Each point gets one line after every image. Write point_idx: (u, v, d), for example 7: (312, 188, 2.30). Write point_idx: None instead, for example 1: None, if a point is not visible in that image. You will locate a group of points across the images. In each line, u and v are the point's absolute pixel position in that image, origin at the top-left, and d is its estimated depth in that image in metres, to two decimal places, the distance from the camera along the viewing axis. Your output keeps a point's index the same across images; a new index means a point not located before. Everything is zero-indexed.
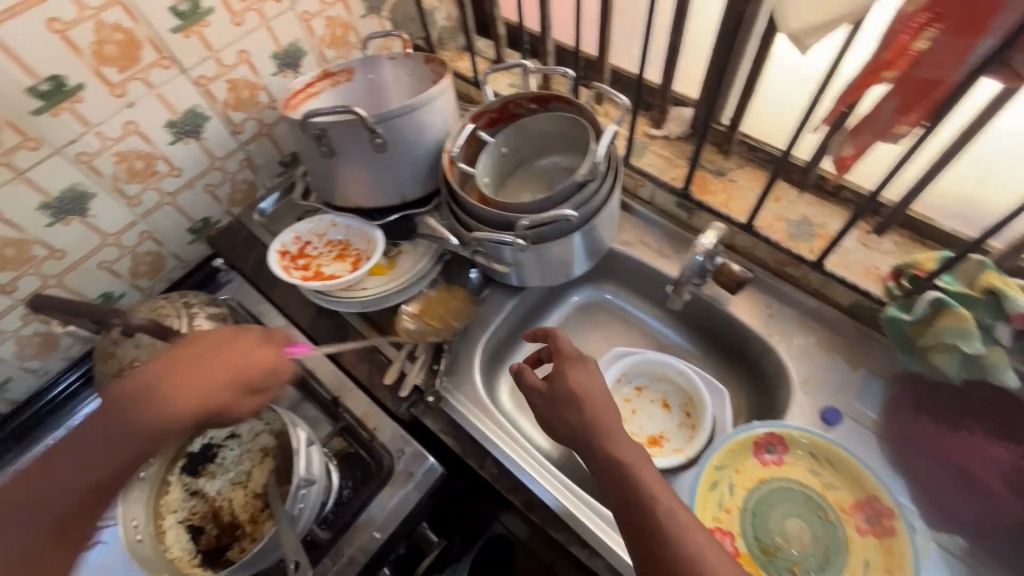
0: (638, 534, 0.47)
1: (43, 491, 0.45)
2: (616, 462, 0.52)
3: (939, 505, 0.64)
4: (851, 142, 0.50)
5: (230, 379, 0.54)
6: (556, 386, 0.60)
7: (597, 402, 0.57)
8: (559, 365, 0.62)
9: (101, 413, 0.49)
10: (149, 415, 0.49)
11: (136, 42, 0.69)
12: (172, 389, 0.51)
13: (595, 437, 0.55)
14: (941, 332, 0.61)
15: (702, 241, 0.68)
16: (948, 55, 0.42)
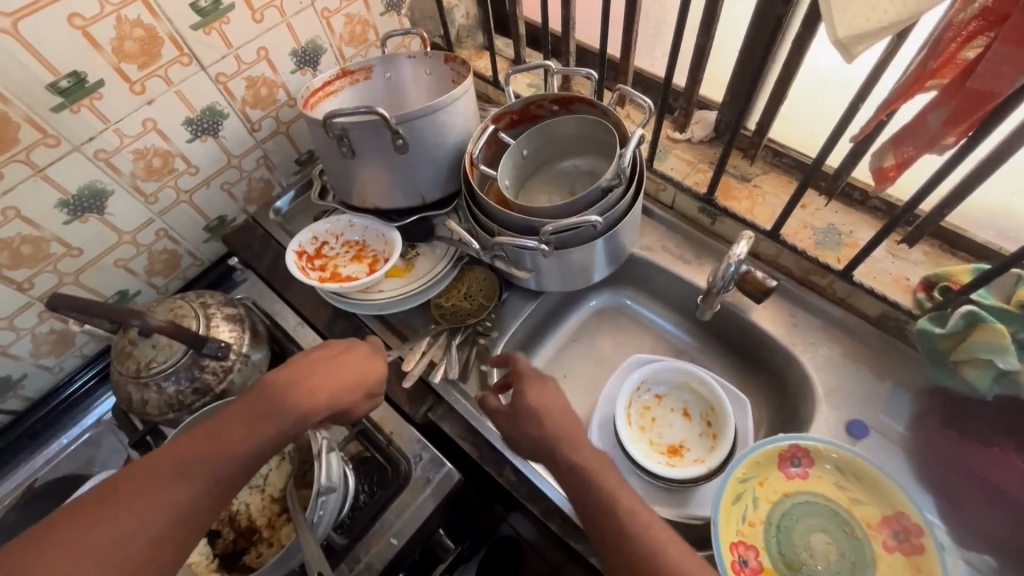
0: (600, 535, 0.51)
1: (203, 456, 0.51)
2: (578, 470, 0.56)
3: (969, 523, 0.62)
4: (893, 152, 0.49)
5: (353, 383, 0.62)
6: (517, 406, 0.63)
7: (561, 426, 0.60)
8: (522, 386, 0.65)
9: (250, 398, 0.56)
10: (294, 405, 0.56)
11: (157, 38, 0.68)
12: (311, 387, 0.59)
13: (561, 446, 0.58)
14: (974, 347, 0.60)
15: (736, 250, 0.67)
16: (1003, 65, 0.39)
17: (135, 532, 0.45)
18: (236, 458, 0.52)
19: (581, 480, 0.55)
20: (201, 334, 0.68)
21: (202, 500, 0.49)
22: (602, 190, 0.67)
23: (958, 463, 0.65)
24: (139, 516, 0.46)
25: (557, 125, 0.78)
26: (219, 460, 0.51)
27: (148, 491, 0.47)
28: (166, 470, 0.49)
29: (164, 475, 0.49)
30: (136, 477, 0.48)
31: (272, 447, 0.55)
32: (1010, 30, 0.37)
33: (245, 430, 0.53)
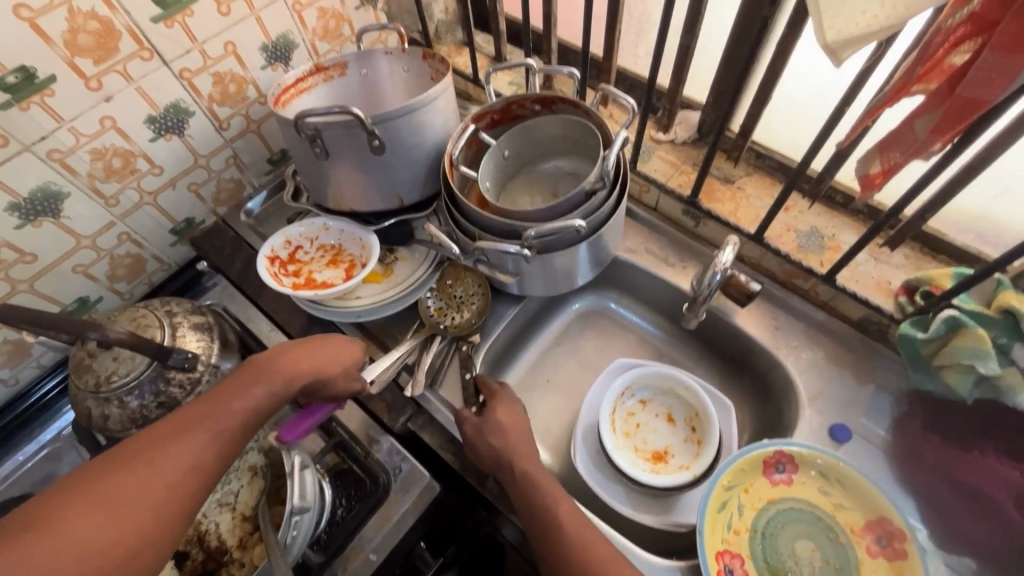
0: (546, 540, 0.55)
1: (199, 422, 0.48)
2: (553, 527, 0.55)
3: (954, 528, 0.62)
4: (880, 158, 0.48)
5: (336, 354, 0.61)
6: (488, 416, 0.65)
7: (523, 446, 0.62)
8: (495, 404, 0.67)
9: (233, 373, 0.54)
10: (283, 372, 0.55)
11: (114, 32, 0.64)
12: (296, 354, 0.58)
13: (542, 500, 0.57)
14: (957, 352, 0.60)
15: (723, 257, 0.65)
16: (994, 73, 0.38)
17: (140, 494, 0.42)
18: (235, 418, 0.50)
19: (552, 542, 0.54)
20: (166, 345, 0.65)
21: (203, 465, 0.46)
22: (586, 192, 0.65)
23: (938, 468, 0.64)
24: (140, 480, 0.42)
25: (538, 125, 0.76)
26: (215, 420, 0.49)
27: (146, 457, 0.44)
28: (161, 437, 0.46)
29: (157, 445, 0.45)
30: (127, 449, 0.44)
31: (265, 412, 0.53)
32: (999, 37, 0.36)
33: (238, 392, 0.51)
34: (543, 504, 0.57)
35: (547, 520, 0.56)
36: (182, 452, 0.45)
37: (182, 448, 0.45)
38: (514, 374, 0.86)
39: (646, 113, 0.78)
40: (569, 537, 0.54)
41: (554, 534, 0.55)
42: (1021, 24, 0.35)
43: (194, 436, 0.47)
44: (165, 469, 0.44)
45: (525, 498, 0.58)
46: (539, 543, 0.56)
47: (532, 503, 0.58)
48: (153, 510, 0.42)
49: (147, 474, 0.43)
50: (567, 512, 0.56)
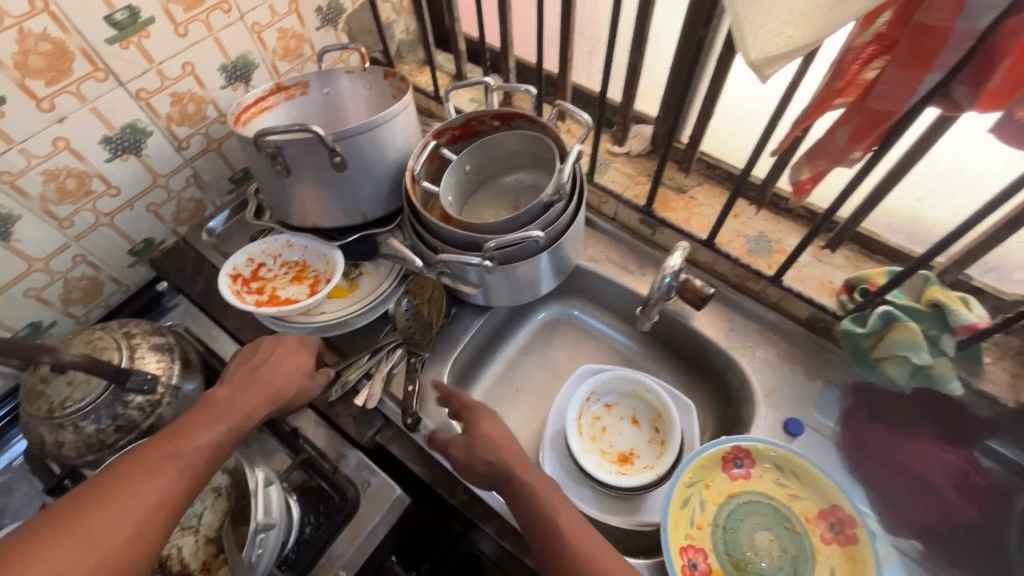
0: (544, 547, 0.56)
1: (168, 455, 0.50)
2: (553, 539, 0.55)
3: (899, 512, 0.65)
4: (809, 166, 0.52)
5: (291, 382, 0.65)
6: (472, 432, 0.65)
7: (516, 457, 0.62)
8: (478, 416, 0.67)
9: (193, 412, 0.57)
10: (242, 406, 0.59)
11: (67, 53, 0.64)
12: (256, 388, 0.61)
13: (542, 507, 0.58)
14: (892, 345, 0.64)
15: (670, 261, 0.68)
16: (897, 87, 0.42)
17: (110, 532, 0.44)
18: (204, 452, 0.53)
19: (555, 555, 0.54)
20: (124, 367, 0.64)
21: (176, 493, 0.49)
22: (545, 206, 0.68)
23: (884, 455, 0.68)
24: (110, 519, 0.44)
25: (497, 140, 0.78)
26: (182, 456, 0.51)
27: (117, 492, 0.46)
28: (130, 472, 0.48)
29: (129, 479, 0.47)
30: (95, 494, 0.46)
31: (229, 443, 0.56)
32: (899, 56, 0.41)
33: (199, 428, 0.55)
34: (544, 512, 0.57)
35: (546, 529, 0.56)
36: (152, 489, 0.48)
37: (153, 481, 0.48)
38: (481, 384, 0.87)
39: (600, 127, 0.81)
40: (568, 541, 0.55)
41: (556, 545, 0.55)
42: (915, 44, 0.40)
43: (164, 471, 0.49)
44: (136, 507, 0.46)
45: (523, 510, 0.59)
46: (539, 548, 0.56)
47: (533, 514, 0.58)
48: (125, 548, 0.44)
49: (121, 513, 0.45)
50: (568, 522, 0.56)
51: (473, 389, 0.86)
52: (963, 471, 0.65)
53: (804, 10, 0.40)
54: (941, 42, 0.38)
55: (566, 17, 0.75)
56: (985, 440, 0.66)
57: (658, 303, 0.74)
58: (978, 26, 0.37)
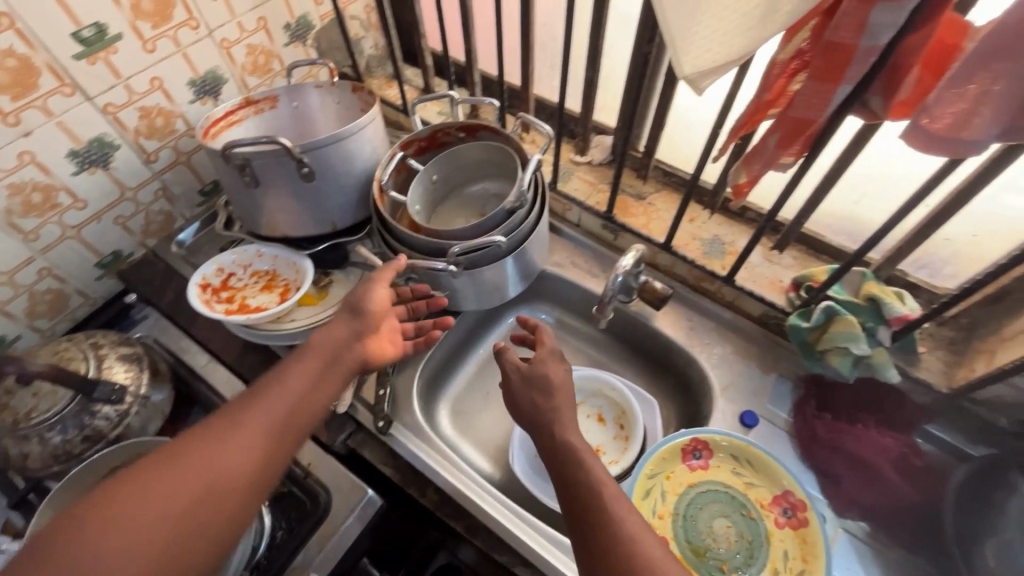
0: (580, 512, 0.49)
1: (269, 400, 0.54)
2: (596, 509, 0.48)
3: (846, 494, 0.69)
4: (746, 170, 0.56)
5: (365, 320, 0.65)
6: (536, 367, 0.64)
7: (567, 412, 0.59)
8: (541, 355, 0.66)
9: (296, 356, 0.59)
10: (334, 348, 0.61)
11: (33, 68, 0.65)
12: (333, 329, 0.62)
13: (586, 478, 0.51)
14: (834, 337, 0.69)
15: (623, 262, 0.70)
16: (813, 98, 0.47)
17: (219, 467, 0.48)
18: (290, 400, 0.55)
19: (601, 531, 0.46)
20: (91, 377, 0.64)
21: (274, 432, 0.52)
22: (508, 212, 0.70)
23: (832, 442, 0.71)
24: (217, 458, 0.48)
25: (462, 151, 0.81)
26: (275, 400, 0.54)
27: (220, 433, 0.50)
28: (233, 418, 0.52)
29: (232, 423, 0.51)
30: (196, 440, 0.50)
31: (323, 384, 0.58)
32: (812, 70, 0.45)
33: (285, 375, 0.56)
34: (592, 485, 0.50)
35: (590, 501, 0.49)
36: (248, 435, 0.51)
37: (250, 424, 0.52)
38: (454, 388, 0.89)
39: (561, 137, 0.85)
40: (610, 511, 0.47)
41: (604, 525, 0.46)
42: (825, 59, 0.44)
43: (261, 414, 0.53)
44: (228, 452, 0.49)
45: (566, 481, 0.52)
46: (579, 507, 0.49)
47: (579, 493, 0.50)
48: (227, 487, 0.48)
49: (225, 450, 0.49)
50: (618, 499, 0.48)
51: (445, 394, 0.88)
52: (902, 453, 0.69)
53: (726, 28, 0.44)
54: (847, 58, 0.43)
55: (525, 34, 0.79)
56: (926, 425, 0.71)
57: (615, 303, 0.76)
58: (879, 43, 0.41)
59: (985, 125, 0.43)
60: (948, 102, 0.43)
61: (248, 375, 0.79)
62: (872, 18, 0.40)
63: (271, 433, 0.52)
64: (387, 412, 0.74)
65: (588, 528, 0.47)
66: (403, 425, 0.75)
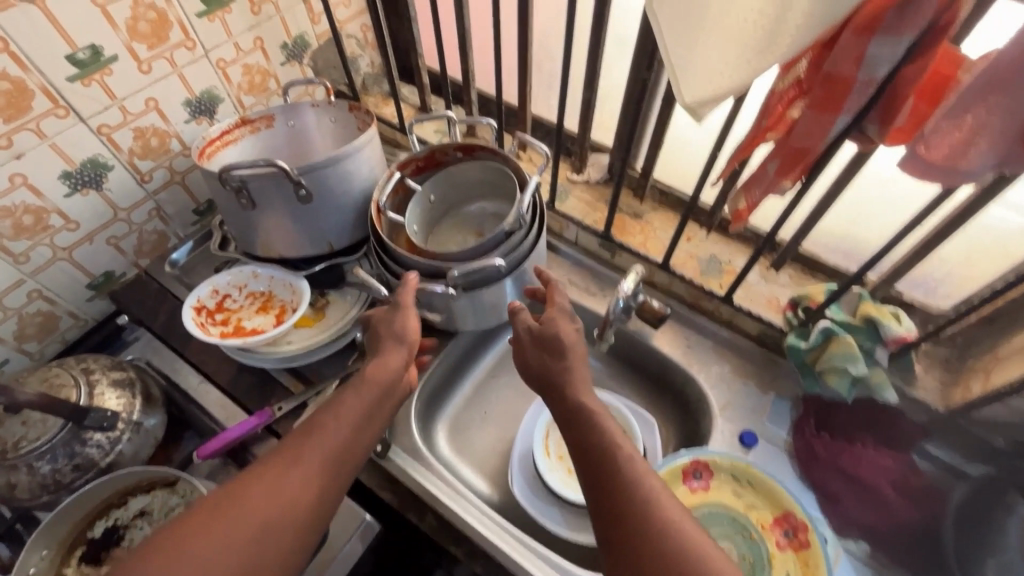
0: (594, 470, 0.51)
1: (321, 437, 0.55)
2: (611, 470, 0.50)
3: (844, 513, 0.69)
4: (744, 196, 0.57)
5: (410, 348, 0.65)
6: (547, 326, 0.62)
7: (581, 372, 0.60)
8: (552, 313, 0.64)
9: (346, 390, 0.60)
10: (380, 380, 0.61)
11: (26, 91, 0.64)
12: (384, 361, 0.63)
13: (600, 441, 0.52)
14: (831, 357, 0.70)
15: (623, 286, 0.70)
16: (812, 128, 0.47)
17: (276, 510, 0.49)
18: (344, 434, 0.56)
19: (621, 492, 0.48)
20: (82, 405, 0.62)
21: (326, 472, 0.53)
22: (507, 233, 0.70)
23: (832, 461, 0.71)
24: (274, 499, 0.50)
25: (460, 171, 0.81)
26: (326, 439, 0.55)
27: (277, 472, 0.51)
28: (289, 457, 0.53)
29: (288, 461, 0.52)
30: (256, 476, 0.51)
31: (371, 420, 0.59)
32: (812, 100, 0.46)
33: (339, 407, 0.57)
34: (606, 449, 0.52)
35: (606, 461, 0.51)
36: (303, 474, 0.52)
37: (305, 466, 0.52)
38: (452, 409, 0.87)
39: (558, 156, 0.85)
40: (625, 469, 0.49)
41: (623, 489, 0.48)
42: (825, 91, 0.45)
43: (314, 452, 0.54)
44: (288, 486, 0.51)
45: (582, 441, 0.54)
46: (594, 462, 0.51)
47: (594, 458, 0.52)
48: (287, 521, 0.49)
49: (280, 491, 0.50)
50: (632, 459, 0.50)
51: (444, 415, 0.86)
52: (902, 474, 0.69)
53: (726, 59, 0.45)
54: (846, 89, 0.43)
55: (522, 55, 0.79)
56: (923, 444, 0.71)
57: (616, 325, 0.75)
58: (876, 76, 0.42)
59: (981, 155, 0.43)
60: (944, 133, 0.44)
61: (243, 399, 0.76)
62: (870, 51, 0.41)
63: (326, 466, 0.53)
64: (384, 436, 0.73)
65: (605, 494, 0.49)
66: (400, 448, 0.74)
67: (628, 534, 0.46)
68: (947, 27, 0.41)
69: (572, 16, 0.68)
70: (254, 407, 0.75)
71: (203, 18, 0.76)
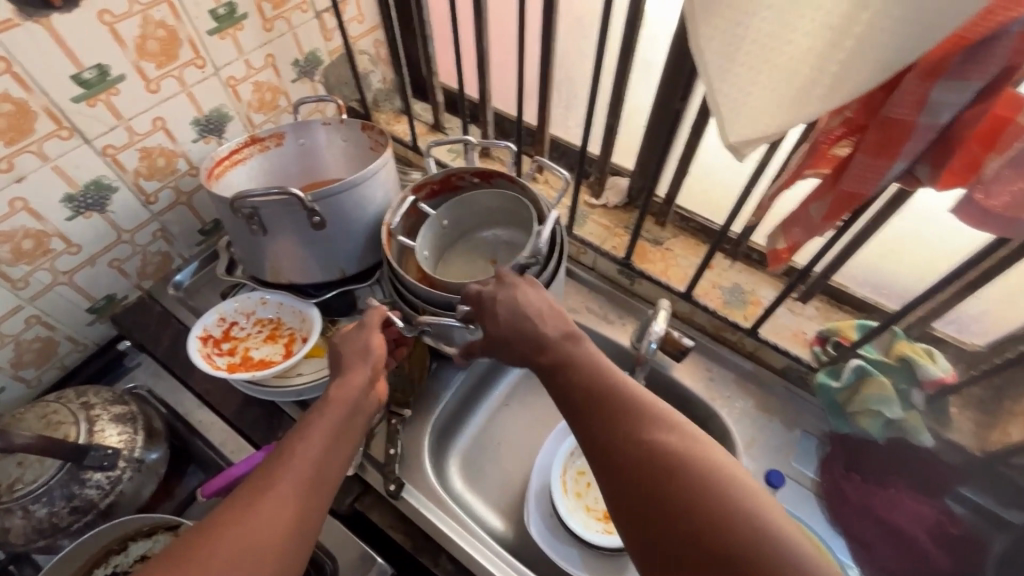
0: (587, 412, 0.48)
1: (297, 456, 0.51)
2: (608, 397, 0.48)
3: (877, 562, 0.66)
4: (784, 236, 0.55)
5: (376, 365, 0.62)
6: (492, 318, 0.58)
7: (548, 329, 0.55)
8: (495, 292, 0.59)
9: (315, 410, 0.56)
10: (349, 393, 0.58)
11: (29, 113, 0.61)
12: (348, 378, 0.59)
13: (589, 379, 0.50)
14: (867, 399, 0.68)
15: (655, 327, 0.67)
16: (866, 172, 0.44)
17: (261, 536, 0.45)
18: (317, 445, 0.52)
19: (625, 427, 0.45)
20: (82, 444, 0.59)
21: (307, 492, 0.49)
22: (523, 266, 0.67)
23: (861, 504, 0.69)
24: (257, 525, 0.45)
25: (475, 198, 0.77)
26: (303, 459, 0.51)
27: (255, 497, 0.47)
28: (266, 480, 0.48)
29: (266, 483, 0.48)
30: (226, 511, 0.46)
31: (344, 436, 0.55)
32: (867, 143, 0.43)
33: (308, 428, 0.53)
34: (586, 387, 0.49)
35: (598, 395, 0.48)
36: (284, 496, 0.47)
37: (284, 487, 0.48)
38: (464, 441, 0.84)
39: (578, 180, 0.82)
40: (621, 396, 0.48)
41: (615, 419, 0.46)
42: (883, 135, 0.42)
43: (292, 473, 0.49)
44: (269, 510, 0.46)
45: (568, 389, 0.50)
46: (587, 403, 0.48)
47: (575, 399, 0.50)
48: (269, 537, 0.45)
49: (264, 516, 0.46)
50: (624, 392, 0.48)
51: (456, 447, 0.83)
52: (938, 521, 0.65)
53: (777, 101, 0.42)
54: (906, 134, 0.41)
55: (543, 77, 0.77)
56: (958, 488, 0.66)
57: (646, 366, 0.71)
58: (939, 121, 0.40)
59: None
60: (1006, 181, 0.41)
61: (250, 432, 0.73)
62: (934, 95, 0.38)
63: (308, 485, 0.49)
64: (398, 474, 0.70)
65: (594, 430, 0.47)
66: (413, 485, 0.71)
67: (642, 462, 0.43)
68: (1016, 70, 0.37)
69: (599, 40, 0.65)
70: (261, 441, 0.72)
71: (214, 36, 0.73)
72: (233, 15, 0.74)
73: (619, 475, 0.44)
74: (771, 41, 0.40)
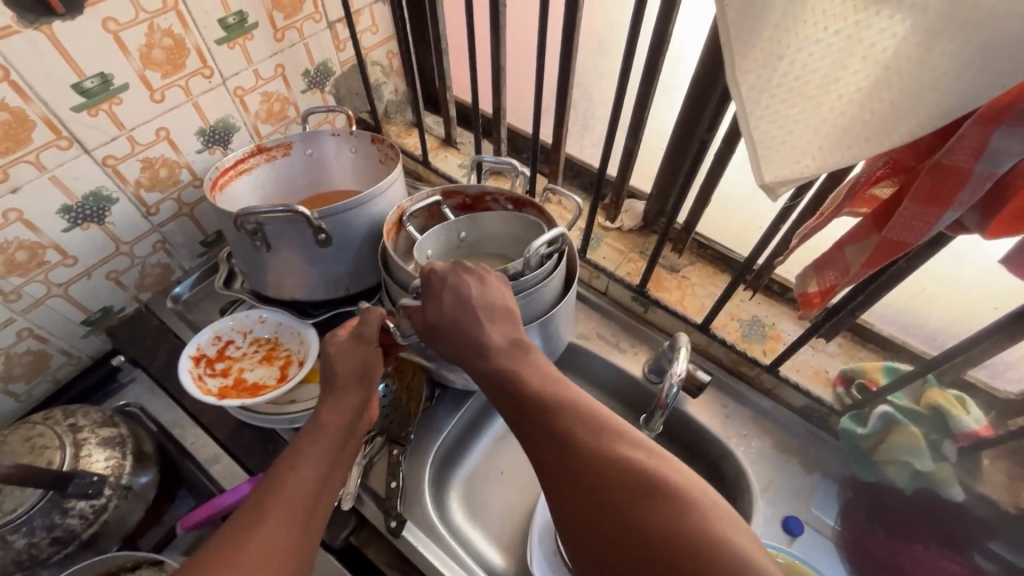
0: (543, 432, 0.45)
1: (281, 494, 0.47)
2: (564, 415, 0.45)
3: None
4: (816, 278, 0.52)
5: (371, 384, 0.57)
6: (439, 308, 0.54)
7: (494, 330, 0.52)
8: (448, 275, 0.55)
9: (301, 441, 0.52)
10: (338, 422, 0.53)
11: (27, 122, 0.59)
12: (340, 401, 0.55)
13: (540, 393, 0.47)
14: (894, 449, 0.65)
15: (678, 368, 0.63)
16: (914, 220, 0.41)
17: None
18: (304, 479, 0.48)
19: (585, 449, 0.42)
20: (66, 470, 0.56)
21: (294, 538, 0.45)
22: (512, 275, 0.62)
23: (890, 562, 0.65)
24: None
25: (501, 223, 0.73)
26: (289, 498, 0.47)
27: (237, 543, 0.43)
28: (246, 524, 0.44)
29: (250, 526, 0.44)
30: (207, 559, 0.42)
31: (332, 469, 0.51)
32: (917, 188, 0.40)
33: (297, 460, 0.50)
34: (545, 404, 0.46)
35: (548, 411, 0.45)
36: (270, 542, 0.43)
37: (269, 532, 0.44)
38: (467, 468, 0.80)
39: (593, 203, 0.78)
40: (582, 415, 0.44)
41: (573, 437, 0.43)
42: (933, 182, 0.38)
43: (277, 516, 0.45)
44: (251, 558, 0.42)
45: (520, 407, 0.47)
46: (543, 421, 0.45)
47: (532, 419, 0.46)
48: None
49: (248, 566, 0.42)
50: (580, 409, 0.45)
51: (459, 476, 0.79)
52: None
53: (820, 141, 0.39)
54: (961, 180, 0.37)
55: (562, 97, 0.74)
56: (985, 542, 0.63)
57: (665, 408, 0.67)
58: (997, 171, 0.36)
59: None
60: None
61: (243, 457, 0.69)
62: (994, 143, 0.35)
63: (294, 527, 0.45)
64: (399, 510, 0.67)
65: (551, 452, 0.43)
66: (415, 522, 0.68)
67: (609, 490, 0.39)
68: None
69: (623, 64, 0.63)
70: (253, 467, 0.68)
71: (223, 45, 0.71)
72: (243, 25, 0.72)
73: (587, 501, 0.40)
74: (816, 81, 0.36)
